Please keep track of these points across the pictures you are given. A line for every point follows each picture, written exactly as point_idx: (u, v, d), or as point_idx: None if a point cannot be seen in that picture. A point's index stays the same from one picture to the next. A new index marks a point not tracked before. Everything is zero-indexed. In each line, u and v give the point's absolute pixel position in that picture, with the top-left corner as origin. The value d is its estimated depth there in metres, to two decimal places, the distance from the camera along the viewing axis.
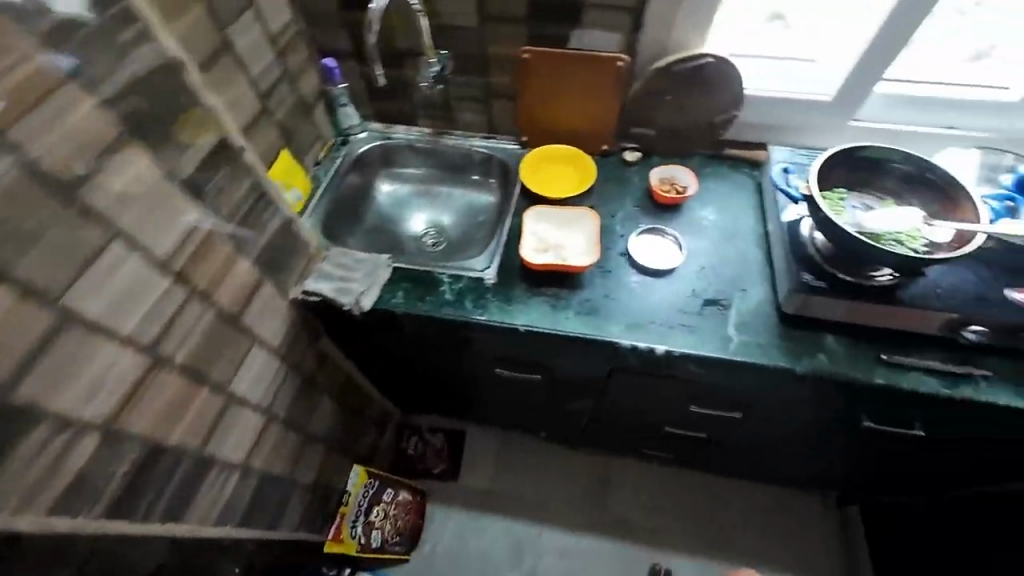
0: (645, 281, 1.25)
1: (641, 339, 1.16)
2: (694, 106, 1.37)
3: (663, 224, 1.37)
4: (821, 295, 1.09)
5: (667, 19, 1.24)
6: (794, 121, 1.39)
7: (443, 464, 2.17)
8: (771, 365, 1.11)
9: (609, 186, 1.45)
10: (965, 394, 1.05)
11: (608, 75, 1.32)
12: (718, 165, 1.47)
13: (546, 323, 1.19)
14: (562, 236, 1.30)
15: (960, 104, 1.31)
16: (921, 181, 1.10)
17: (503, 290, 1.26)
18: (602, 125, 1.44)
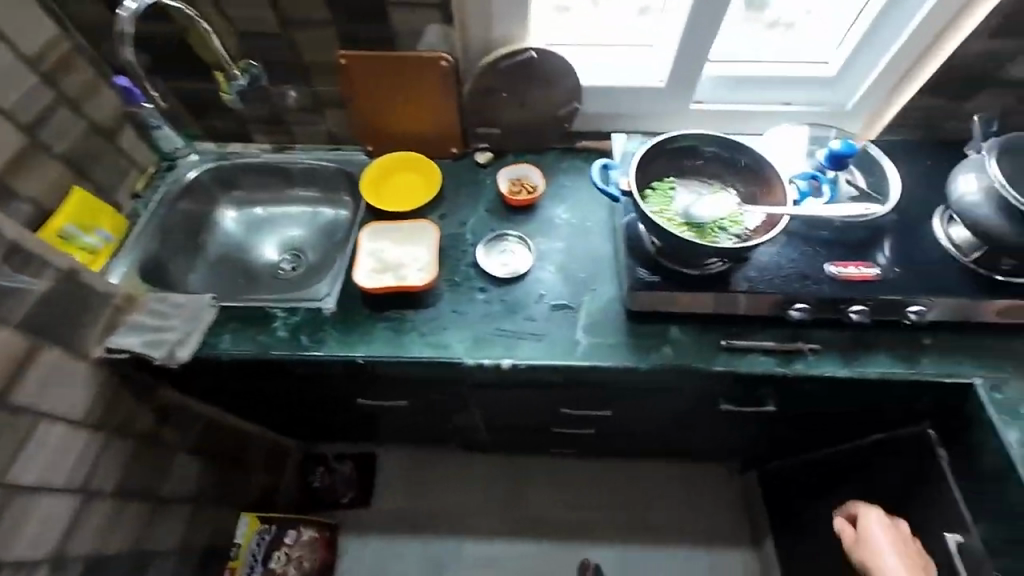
0: (494, 292, 1.20)
1: (487, 356, 1.11)
2: (532, 101, 1.31)
3: (516, 227, 1.31)
4: (656, 290, 1.07)
5: (482, 14, 1.17)
6: (637, 109, 1.37)
7: (354, 492, 2.05)
8: (617, 365, 1.09)
9: (461, 192, 1.37)
10: (797, 371, 1.07)
11: (435, 76, 1.24)
12: (572, 160, 1.43)
13: (388, 351, 1.12)
14: (400, 253, 1.22)
15: (784, 81, 1.34)
16: (737, 164, 1.10)
17: (344, 319, 1.17)
18: (444, 127, 1.36)
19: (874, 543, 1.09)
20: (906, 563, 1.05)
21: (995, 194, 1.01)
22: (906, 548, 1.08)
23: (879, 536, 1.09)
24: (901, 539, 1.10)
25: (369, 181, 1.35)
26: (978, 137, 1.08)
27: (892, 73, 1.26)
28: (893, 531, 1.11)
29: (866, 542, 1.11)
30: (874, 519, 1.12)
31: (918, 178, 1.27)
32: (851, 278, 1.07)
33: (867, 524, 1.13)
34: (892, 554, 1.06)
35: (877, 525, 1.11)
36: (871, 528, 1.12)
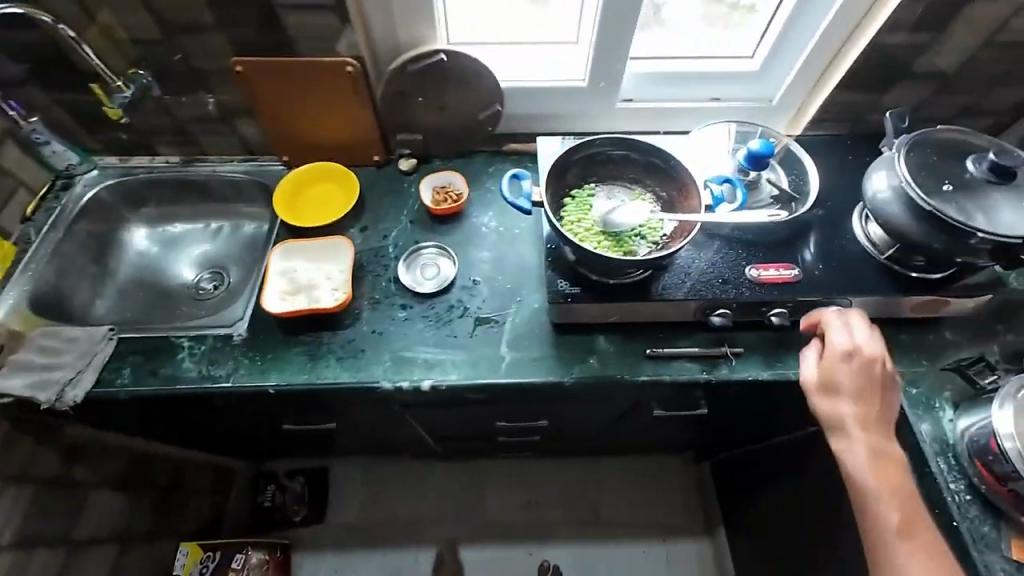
0: (416, 309, 1.15)
1: (407, 378, 1.06)
2: (451, 105, 1.25)
3: (440, 238, 1.26)
4: (577, 302, 1.04)
5: (386, 15, 1.10)
6: (563, 109, 1.33)
7: (307, 510, 1.97)
8: (540, 380, 1.06)
9: (383, 202, 1.31)
10: (721, 376, 1.07)
11: (342, 81, 1.16)
12: (501, 163, 1.38)
13: (301, 378, 1.06)
14: (313, 273, 1.16)
15: (709, 77, 1.32)
16: (654, 169, 1.08)
17: (255, 345, 1.10)
18: (361, 134, 1.29)
19: (832, 384, 0.93)
20: (870, 412, 0.91)
21: (904, 193, 1.01)
22: (871, 381, 0.92)
23: (839, 375, 0.92)
24: (866, 366, 0.92)
25: (283, 196, 1.28)
26: (891, 134, 1.08)
27: (812, 67, 1.26)
28: (853, 337, 0.95)
29: (821, 376, 0.94)
30: (837, 342, 0.95)
31: (840, 174, 1.28)
32: (773, 278, 1.06)
33: (829, 335, 0.96)
34: (852, 406, 0.91)
35: (840, 356, 0.93)
36: (828, 343, 0.96)
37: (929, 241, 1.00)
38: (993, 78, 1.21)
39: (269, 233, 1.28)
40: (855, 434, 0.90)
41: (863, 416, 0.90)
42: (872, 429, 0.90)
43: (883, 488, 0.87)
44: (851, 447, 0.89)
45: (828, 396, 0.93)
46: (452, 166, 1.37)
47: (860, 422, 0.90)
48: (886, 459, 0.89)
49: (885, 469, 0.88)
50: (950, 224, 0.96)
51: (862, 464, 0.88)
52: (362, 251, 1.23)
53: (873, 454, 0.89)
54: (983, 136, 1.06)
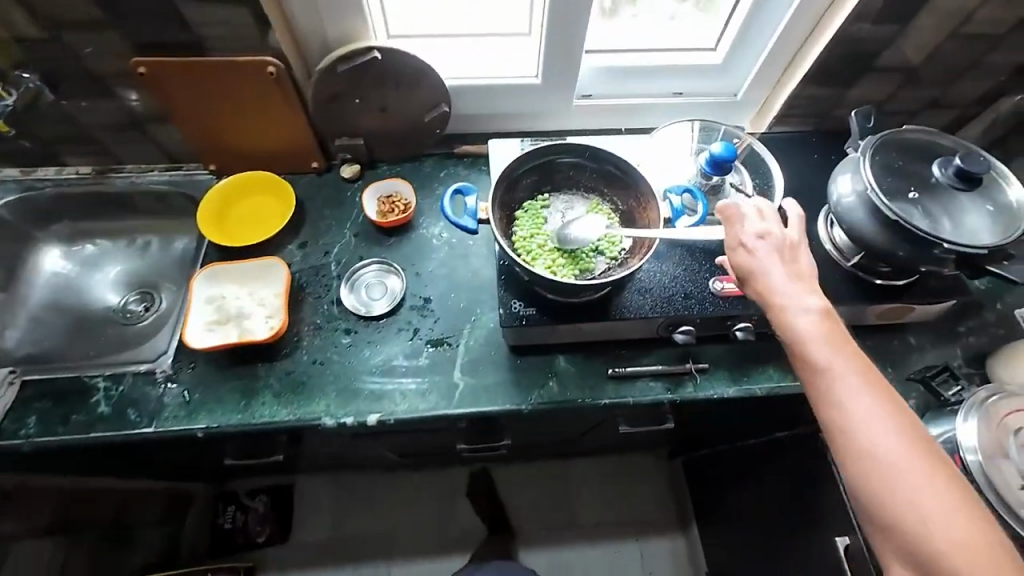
0: (362, 334, 1.06)
1: (352, 412, 0.98)
2: (393, 106, 1.14)
3: (388, 254, 1.16)
4: (533, 323, 0.97)
5: (310, 8, 0.98)
6: (517, 108, 1.24)
7: (271, 530, 1.88)
8: (497, 408, 0.99)
9: (324, 214, 1.20)
10: (686, 395, 1.02)
11: (264, 83, 1.03)
12: (453, 167, 1.28)
13: (234, 418, 0.96)
14: (242, 299, 1.05)
15: (670, 71, 1.24)
16: (610, 177, 1.00)
17: (180, 383, 0.99)
18: (294, 140, 1.17)
19: (751, 266, 0.81)
20: (795, 279, 0.79)
21: (869, 199, 0.97)
22: (784, 253, 0.81)
23: (756, 253, 0.82)
24: (780, 244, 0.82)
25: (208, 211, 1.15)
26: (856, 134, 1.03)
27: (777, 60, 1.19)
28: (761, 220, 0.85)
29: (740, 262, 0.83)
30: (747, 225, 0.85)
31: (805, 173, 1.23)
32: (737, 291, 1.00)
33: (735, 219, 0.86)
34: (777, 277, 0.79)
35: (750, 237, 0.83)
36: (736, 227, 0.85)
37: (894, 250, 0.96)
38: (958, 71, 1.17)
39: (196, 252, 1.16)
40: (790, 305, 0.76)
41: (795, 288, 0.78)
42: (798, 290, 0.77)
43: (838, 357, 0.71)
44: (790, 323, 0.75)
45: (752, 275, 0.81)
46: (400, 172, 1.26)
47: (784, 287, 0.78)
48: (833, 328, 0.74)
49: (831, 334, 0.73)
50: (915, 234, 0.93)
51: (807, 333, 0.73)
52: (301, 270, 1.12)
53: (816, 321, 0.74)
54: (949, 137, 1.02)
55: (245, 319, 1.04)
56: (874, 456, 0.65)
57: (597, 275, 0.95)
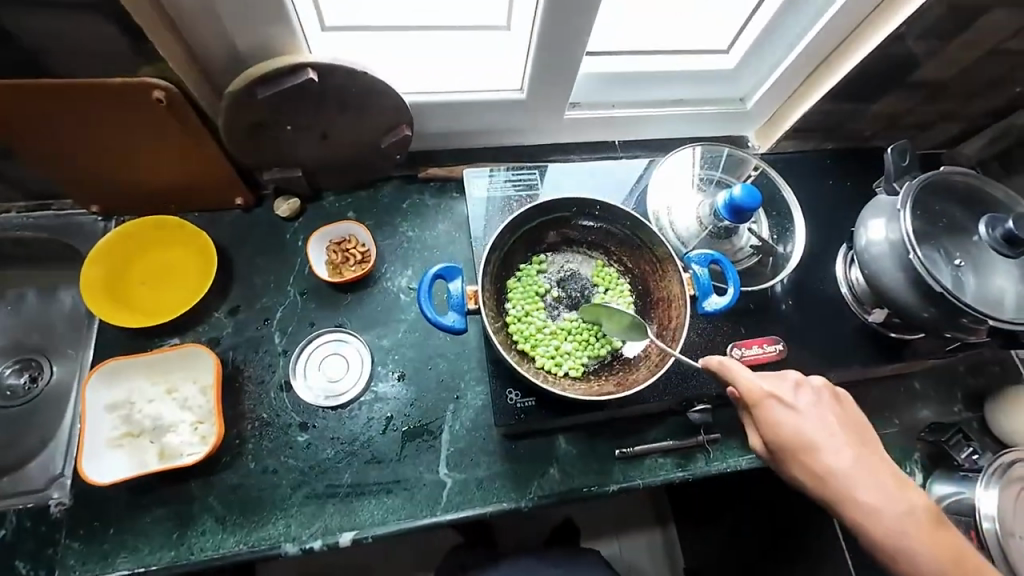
0: (322, 430, 0.87)
1: (319, 532, 0.81)
2: (339, 131, 0.88)
3: (345, 318, 0.94)
4: (533, 415, 0.84)
5: (206, 6, 0.69)
6: (493, 124, 1.01)
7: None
8: (492, 509, 0.85)
9: (258, 267, 0.95)
10: (700, 470, 0.91)
11: (149, 112, 0.74)
12: (418, 196, 1.04)
13: (163, 558, 0.77)
14: (157, 402, 0.83)
15: (675, 79, 1.04)
16: (613, 238, 0.85)
17: (87, 514, 0.78)
18: (206, 175, 0.88)
19: (793, 440, 0.70)
20: (857, 459, 0.69)
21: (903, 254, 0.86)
22: (819, 412, 0.72)
23: (791, 422, 0.71)
24: (814, 400, 0.73)
25: (89, 287, 0.86)
26: (892, 173, 0.90)
27: (797, 71, 1.02)
28: (787, 385, 0.74)
29: (778, 434, 0.71)
30: (766, 384, 0.73)
31: (817, 200, 1.10)
32: (757, 360, 0.92)
33: (750, 380, 0.74)
34: (831, 447, 0.69)
35: (779, 401, 0.72)
36: (757, 390, 0.73)
37: (921, 311, 0.86)
38: (984, 88, 1.05)
39: (87, 328, 0.90)
40: (856, 489, 0.67)
41: (850, 461, 0.69)
42: (868, 475, 0.68)
43: (928, 541, 0.65)
44: (863, 510, 0.67)
45: (804, 457, 0.69)
46: (351, 206, 1.02)
47: (852, 474, 0.68)
48: (906, 503, 0.67)
49: (911, 513, 0.66)
50: (955, 305, 0.83)
51: (892, 520, 0.65)
52: (235, 347, 0.90)
53: (892, 498, 0.67)
54: (1002, 187, 0.91)
55: (166, 430, 0.82)
56: None
57: (606, 373, 0.78)
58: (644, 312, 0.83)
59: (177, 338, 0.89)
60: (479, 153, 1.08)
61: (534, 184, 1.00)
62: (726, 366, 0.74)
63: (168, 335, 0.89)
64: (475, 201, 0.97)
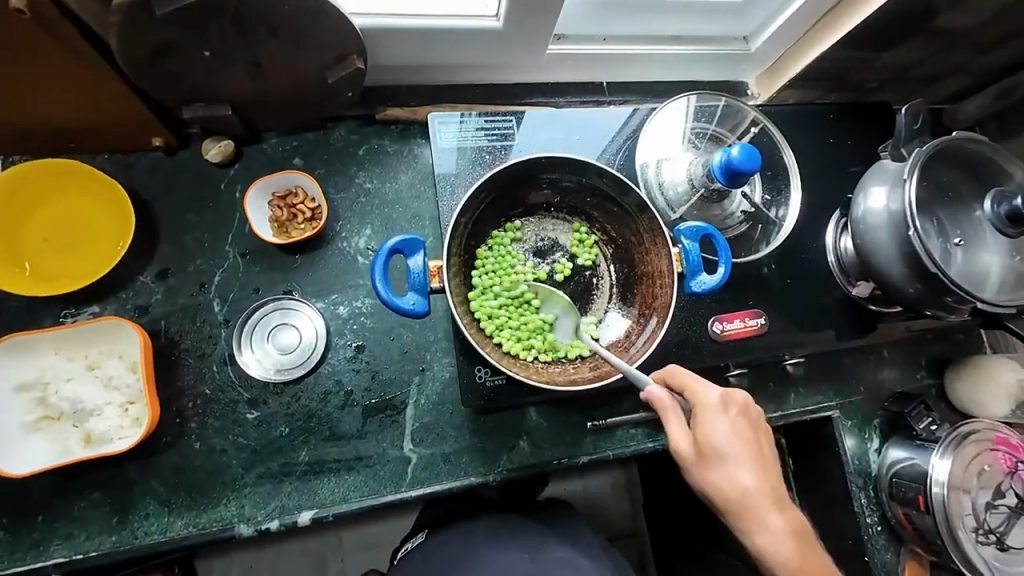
0: (273, 408, 0.80)
1: (275, 512, 0.76)
2: (274, 61, 0.72)
3: (294, 285, 0.84)
4: (499, 394, 0.81)
5: None
6: (461, 59, 0.86)
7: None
8: (457, 484, 0.82)
9: (189, 224, 0.82)
10: (669, 441, 0.90)
11: (8, 34, 0.56)
12: (376, 141, 0.90)
13: (103, 543, 0.71)
14: (77, 381, 0.73)
15: (673, 10, 0.92)
16: (597, 203, 0.76)
17: (9, 500, 0.71)
18: (108, 112, 0.72)
19: (723, 453, 0.70)
20: (769, 485, 0.71)
21: (900, 226, 0.79)
22: (755, 433, 0.72)
23: (730, 436, 0.70)
24: (753, 420, 0.73)
25: None
26: (902, 136, 0.83)
27: (810, 9, 0.91)
28: (732, 403, 0.72)
29: (709, 443, 0.70)
30: (717, 397, 0.72)
31: (813, 158, 1.02)
32: (738, 333, 0.88)
33: (702, 390, 0.72)
34: (754, 469, 0.71)
35: (726, 414, 0.71)
36: (706, 402, 0.71)
37: (906, 287, 0.81)
38: (1005, 39, 0.95)
39: None
40: (760, 509, 0.70)
41: (764, 481, 0.72)
42: (775, 502, 0.71)
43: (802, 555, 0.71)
44: (759, 528, 0.70)
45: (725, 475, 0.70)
46: (298, 151, 0.88)
47: (762, 500, 0.70)
48: (797, 526, 0.72)
49: (798, 534, 0.72)
50: (946, 286, 0.78)
51: (781, 538, 0.70)
52: (168, 317, 0.79)
53: (788, 518, 0.71)
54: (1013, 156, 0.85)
55: (90, 413, 0.73)
56: None
57: (582, 357, 0.73)
58: (626, 289, 0.76)
59: (97, 306, 0.78)
60: (444, 92, 0.93)
61: (510, 134, 0.88)
62: (679, 376, 0.73)
63: (85, 302, 0.77)
64: (442, 151, 0.85)
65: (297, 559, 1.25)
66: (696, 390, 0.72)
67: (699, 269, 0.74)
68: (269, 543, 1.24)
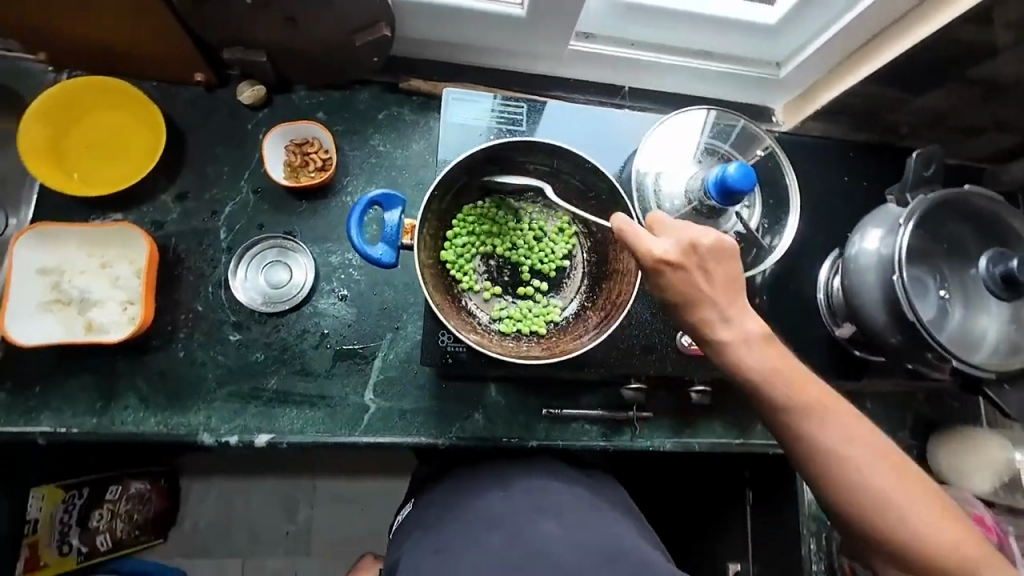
0: (253, 333, 0.86)
1: (237, 428, 0.83)
2: (306, 16, 0.79)
3: (295, 226, 0.90)
4: (460, 361, 0.84)
5: None
6: (483, 41, 0.90)
7: (154, 532, 1.24)
8: (407, 440, 0.86)
9: (213, 156, 0.90)
10: (621, 444, 0.91)
11: None
12: (396, 108, 0.95)
13: (85, 423, 0.79)
14: (88, 275, 0.82)
15: (706, 26, 0.91)
16: (585, 196, 0.77)
17: (15, 369, 0.80)
18: (158, 44, 0.80)
19: (673, 298, 0.66)
20: (732, 314, 0.66)
21: (889, 270, 0.77)
22: (703, 264, 0.65)
23: (672, 276, 0.65)
24: (702, 253, 0.65)
25: (30, 143, 0.82)
26: (909, 181, 0.81)
27: (842, 44, 0.90)
28: (673, 239, 0.65)
29: (658, 292, 0.67)
30: (658, 247, 0.65)
31: (824, 196, 1.01)
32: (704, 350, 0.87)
33: (637, 242, 0.65)
34: (712, 295, 0.65)
35: (671, 265, 0.65)
36: (650, 254, 0.65)
37: (887, 335, 0.79)
38: None
39: (32, 188, 0.87)
40: (728, 347, 0.66)
41: (727, 312, 0.66)
42: (740, 328, 0.66)
43: (765, 359, 0.66)
44: (733, 362, 0.66)
45: (682, 313, 0.67)
46: (322, 106, 0.94)
47: (725, 329, 0.66)
48: (775, 356, 0.66)
49: (775, 358, 0.66)
50: (927, 341, 0.76)
51: (745, 352, 0.65)
52: (179, 235, 0.87)
53: (743, 329, 0.66)
54: None
55: (94, 305, 0.81)
56: (875, 508, 0.64)
57: (538, 337, 0.75)
58: (596, 282, 0.78)
59: (121, 215, 0.86)
60: (465, 71, 0.97)
61: (521, 122, 0.91)
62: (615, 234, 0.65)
63: (112, 210, 0.86)
64: (451, 124, 0.88)
65: (265, 493, 1.32)
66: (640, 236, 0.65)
67: None
68: (244, 471, 1.32)
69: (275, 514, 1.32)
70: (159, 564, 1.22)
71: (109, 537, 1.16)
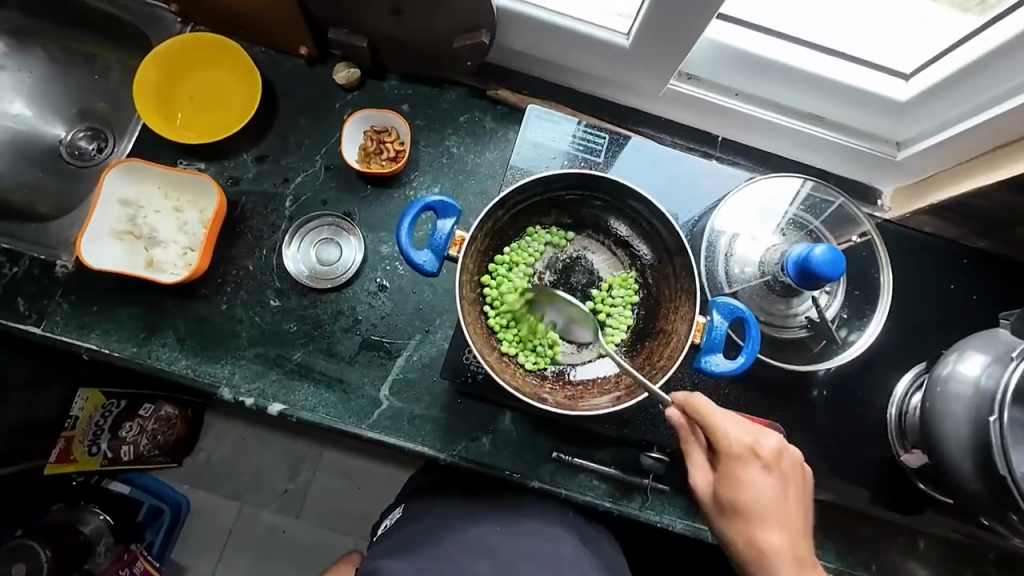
0: (291, 304, 0.88)
1: (255, 391, 0.84)
2: (413, 11, 0.80)
3: (354, 210, 0.91)
4: (480, 383, 0.82)
5: None
6: (580, 63, 0.88)
7: (170, 456, 1.29)
8: (410, 446, 0.84)
9: (297, 126, 0.93)
10: (627, 511, 0.84)
11: None
12: (478, 114, 0.94)
13: (123, 348, 0.84)
14: (161, 215, 0.89)
15: (826, 88, 0.83)
16: (649, 242, 0.73)
17: (80, 283, 0.86)
18: (273, 14, 0.84)
19: (749, 507, 0.64)
20: (796, 535, 0.64)
21: (983, 406, 0.66)
22: (788, 482, 0.65)
23: (760, 485, 0.63)
24: (789, 469, 0.65)
25: (142, 83, 0.89)
26: None
27: (978, 138, 0.79)
28: (759, 436, 0.65)
29: (730, 490, 0.64)
30: (748, 440, 0.64)
31: (917, 299, 0.89)
32: None
33: (726, 425, 0.64)
34: (782, 510, 0.64)
35: (759, 463, 0.63)
36: (733, 446, 0.63)
37: (964, 480, 0.68)
38: None
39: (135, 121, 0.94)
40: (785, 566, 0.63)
41: (793, 531, 0.64)
42: (797, 555, 0.63)
43: None
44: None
45: (746, 522, 0.64)
46: (408, 98, 0.95)
47: (783, 551, 0.63)
48: None
49: None
50: (1013, 501, 0.64)
51: None
52: (248, 195, 0.91)
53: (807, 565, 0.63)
54: None
55: (159, 244, 0.89)
56: None
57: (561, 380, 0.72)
58: (638, 339, 0.74)
59: (203, 164, 0.91)
60: (554, 90, 0.94)
61: (596, 153, 0.87)
62: (712, 408, 0.64)
63: (197, 158, 0.91)
64: (528, 141, 0.86)
65: (270, 451, 1.35)
66: (730, 425, 0.64)
67: (717, 349, 0.70)
68: (256, 425, 1.36)
69: (283, 475, 1.35)
70: (160, 482, 1.30)
71: (133, 450, 1.18)
